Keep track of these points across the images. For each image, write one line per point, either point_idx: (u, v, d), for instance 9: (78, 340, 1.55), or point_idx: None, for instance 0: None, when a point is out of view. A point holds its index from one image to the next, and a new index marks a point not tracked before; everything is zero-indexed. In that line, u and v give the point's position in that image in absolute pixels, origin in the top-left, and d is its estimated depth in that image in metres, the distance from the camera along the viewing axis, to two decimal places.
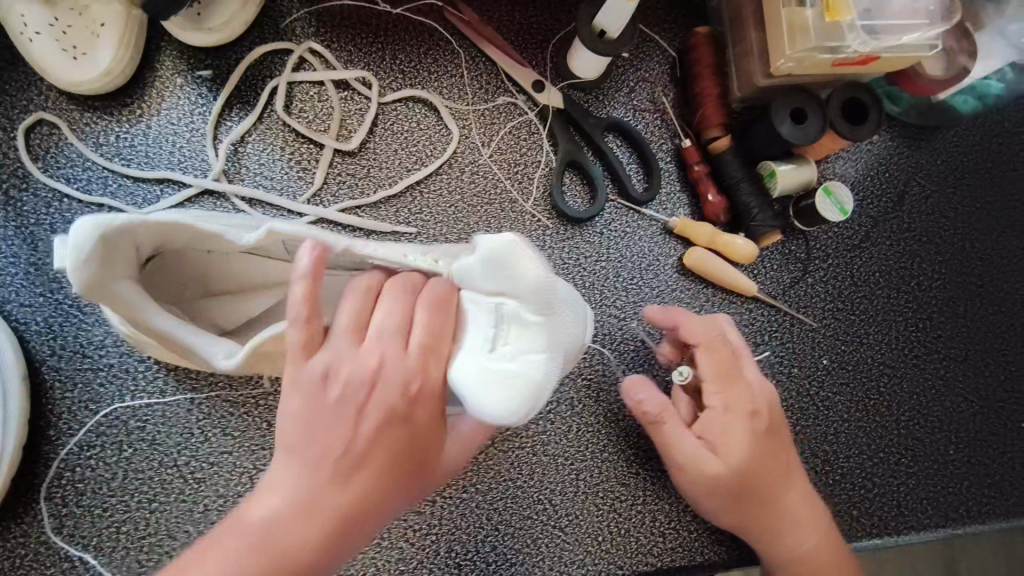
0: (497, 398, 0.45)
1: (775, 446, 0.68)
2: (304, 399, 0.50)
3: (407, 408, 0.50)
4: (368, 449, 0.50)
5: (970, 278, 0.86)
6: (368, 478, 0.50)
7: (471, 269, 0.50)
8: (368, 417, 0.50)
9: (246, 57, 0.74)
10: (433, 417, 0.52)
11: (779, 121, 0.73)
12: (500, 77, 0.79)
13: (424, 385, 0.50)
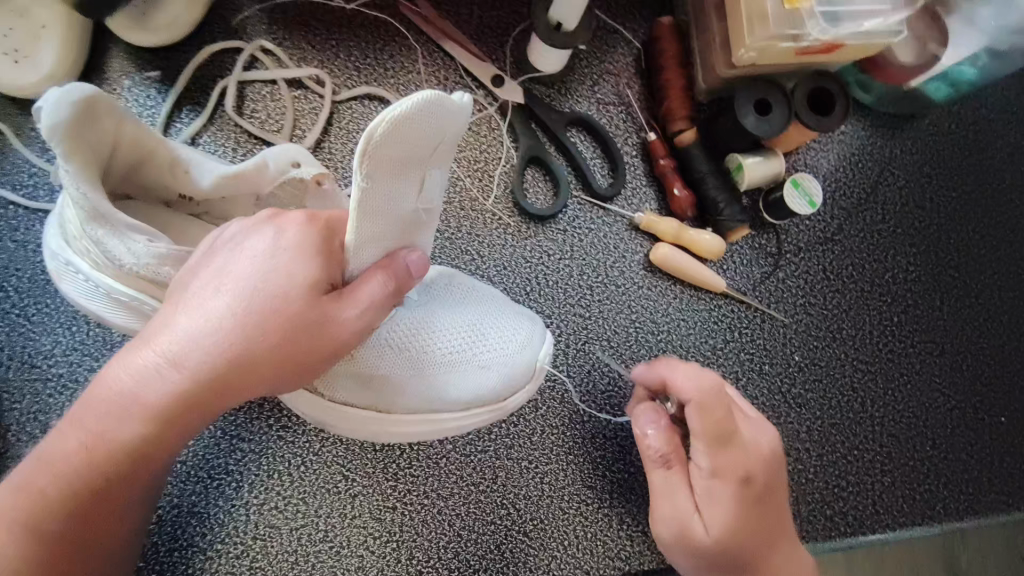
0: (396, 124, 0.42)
1: (769, 495, 0.64)
2: (230, 275, 0.50)
3: (312, 326, 0.50)
4: (269, 328, 0.49)
5: (946, 270, 0.84)
6: (257, 364, 0.50)
7: (410, 219, 0.51)
8: (269, 303, 0.49)
9: (195, 56, 0.72)
10: (336, 349, 0.52)
11: (743, 113, 0.71)
12: (458, 72, 0.78)
13: (333, 316, 0.50)
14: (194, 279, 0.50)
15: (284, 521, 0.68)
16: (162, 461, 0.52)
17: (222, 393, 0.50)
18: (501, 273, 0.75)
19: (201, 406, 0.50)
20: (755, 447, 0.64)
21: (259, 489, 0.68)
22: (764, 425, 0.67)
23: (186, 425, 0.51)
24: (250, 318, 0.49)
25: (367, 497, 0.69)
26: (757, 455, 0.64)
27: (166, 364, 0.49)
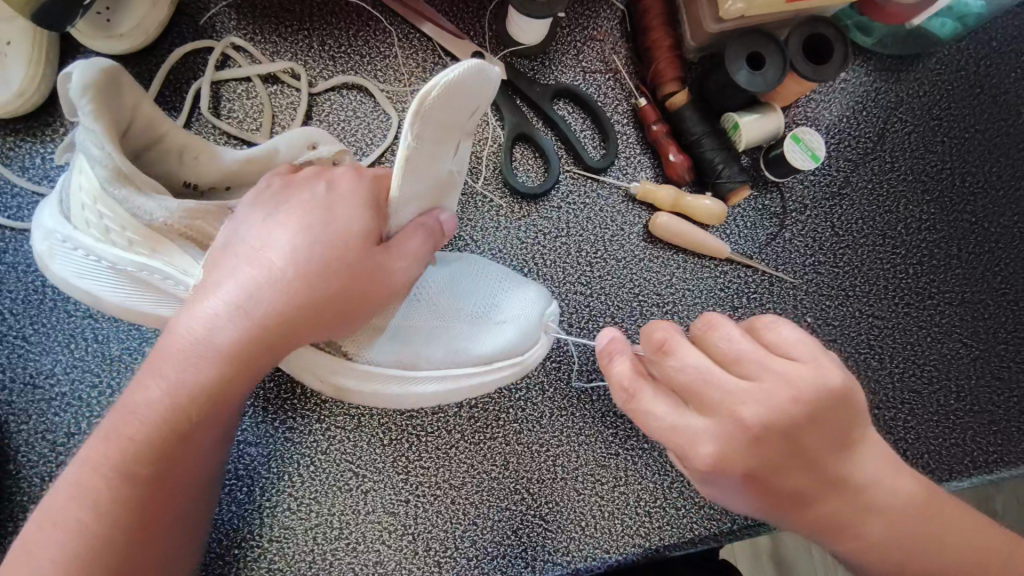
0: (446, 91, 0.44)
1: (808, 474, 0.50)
2: (286, 226, 0.50)
3: (367, 275, 0.50)
4: (329, 274, 0.49)
5: (962, 215, 0.80)
6: (314, 315, 0.49)
7: (445, 178, 0.54)
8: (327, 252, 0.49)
9: (165, 61, 0.70)
10: (390, 300, 0.52)
11: (735, 69, 0.68)
12: (437, 52, 0.75)
13: (387, 266, 0.51)
14: (248, 238, 0.50)
15: (298, 522, 0.68)
16: (229, 413, 0.51)
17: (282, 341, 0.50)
18: (496, 256, 0.73)
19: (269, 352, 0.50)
20: (723, 443, 0.48)
21: (271, 492, 0.68)
22: (772, 382, 0.48)
23: (251, 375, 0.50)
24: (309, 270, 0.49)
25: (379, 492, 0.69)
26: (740, 454, 0.48)
27: (230, 316, 0.48)
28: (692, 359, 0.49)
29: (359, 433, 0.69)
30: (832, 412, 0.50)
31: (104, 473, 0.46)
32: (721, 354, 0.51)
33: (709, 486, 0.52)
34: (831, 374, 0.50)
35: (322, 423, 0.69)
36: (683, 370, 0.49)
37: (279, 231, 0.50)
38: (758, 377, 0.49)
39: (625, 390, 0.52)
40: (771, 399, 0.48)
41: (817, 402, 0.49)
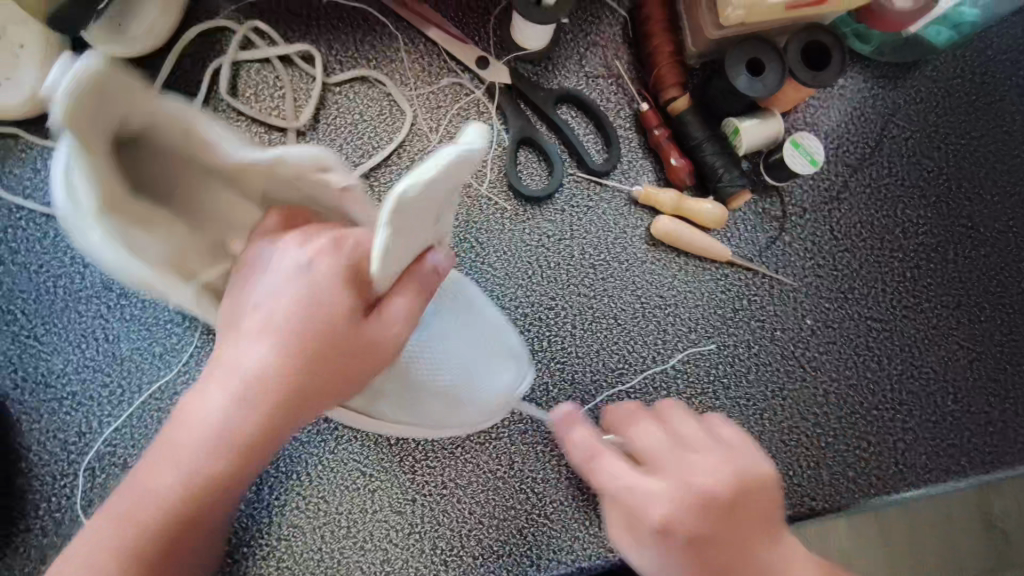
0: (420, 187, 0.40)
1: (749, 521, 0.53)
2: (274, 304, 0.50)
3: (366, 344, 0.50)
4: (320, 354, 0.49)
5: (959, 220, 0.81)
6: (321, 386, 0.50)
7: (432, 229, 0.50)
8: (324, 329, 0.49)
9: (177, 40, 0.72)
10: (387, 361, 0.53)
11: (735, 75, 0.69)
12: (443, 57, 0.76)
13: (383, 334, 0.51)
14: (240, 317, 0.50)
15: (306, 520, 0.68)
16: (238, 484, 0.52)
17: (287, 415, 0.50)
18: (501, 258, 0.74)
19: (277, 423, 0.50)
20: (668, 502, 0.51)
21: (279, 491, 0.69)
22: (709, 458, 0.54)
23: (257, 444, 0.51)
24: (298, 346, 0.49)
25: (385, 491, 0.70)
26: (690, 515, 0.51)
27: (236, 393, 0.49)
28: (618, 469, 0.53)
29: (365, 433, 0.70)
30: (755, 492, 0.54)
31: (116, 555, 0.49)
32: (648, 452, 0.55)
33: (653, 547, 0.53)
34: (751, 463, 0.55)
35: (329, 423, 0.70)
36: (645, 441, 0.56)
37: (269, 310, 0.50)
38: (693, 472, 0.52)
39: (586, 454, 0.55)
40: (665, 493, 0.52)
41: (750, 486, 0.53)
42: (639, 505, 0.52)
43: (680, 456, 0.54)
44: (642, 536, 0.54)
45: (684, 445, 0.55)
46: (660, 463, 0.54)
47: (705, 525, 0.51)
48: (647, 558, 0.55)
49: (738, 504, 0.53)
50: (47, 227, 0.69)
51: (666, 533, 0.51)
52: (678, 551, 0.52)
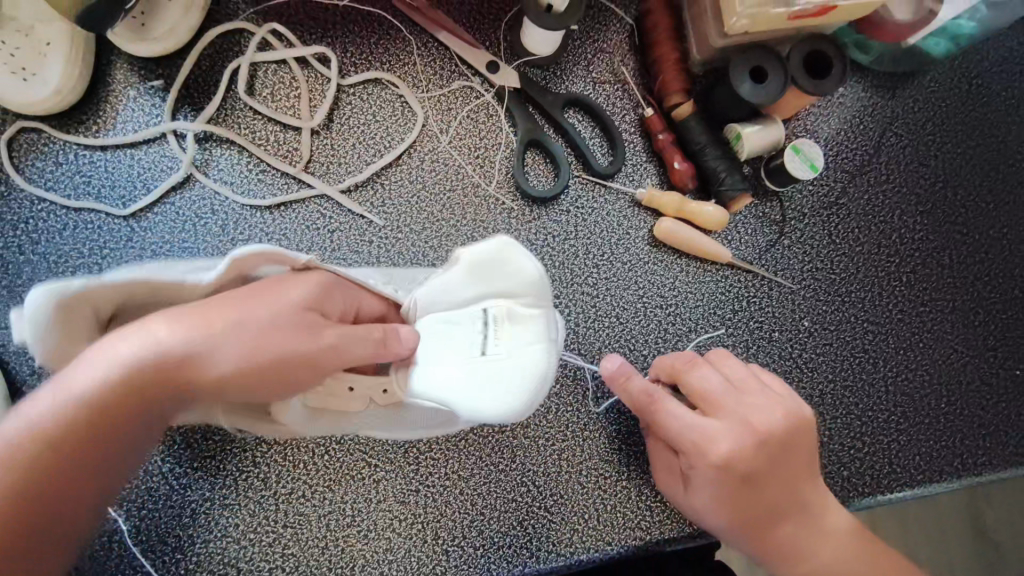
0: (532, 355, 0.56)
1: (794, 467, 0.65)
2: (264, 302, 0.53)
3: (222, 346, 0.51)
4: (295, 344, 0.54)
5: (954, 227, 0.83)
6: (158, 389, 0.49)
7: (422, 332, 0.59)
8: (172, 333, 0.50)
9: (199, 40, 0.74)
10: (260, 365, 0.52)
11: (738, 81, 0.71)
12: (454, 61, 0.78)
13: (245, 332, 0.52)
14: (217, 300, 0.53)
15: (312, 508, 0.70)
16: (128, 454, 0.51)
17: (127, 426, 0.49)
18: None
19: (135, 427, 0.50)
20: (737, 437, 0.63)
21: (287, 479, 0.70)
22: (763, 399, 0.66)
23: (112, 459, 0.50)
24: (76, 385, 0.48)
25: (390, 481, 0.72)
26: (744, 453, 0.63)
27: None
28: (681, 411, 0.64)
29: None
30: (798, 433, 0.66)
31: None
32: (696, 390, 0.66)
33: (704, 490, 0.64)
34: (789, 407, 0.66)
35: None
36: (710, 386, 0.66)
37: (247, 296, 0.53)
38: (722, 416, 0.64)
39: (649, 398, 0.66)
40: (754, 413, 0.65)
41: (773, 433, 0.64)
42: (697, 443, 0.63)
43: (743, 395, 0.66)
44: (667, 457, 0.69)
45: (744, 391, 0.66)
46: (745, 410, 0.65)
47: (762, 457, 0.63)
48: (681, 489, 0.67)
49: (773, 442, 0.64)
50: (67, 218, 0.71)
51: (689, 465, 0.65)
52: (705, 488, 0.64)
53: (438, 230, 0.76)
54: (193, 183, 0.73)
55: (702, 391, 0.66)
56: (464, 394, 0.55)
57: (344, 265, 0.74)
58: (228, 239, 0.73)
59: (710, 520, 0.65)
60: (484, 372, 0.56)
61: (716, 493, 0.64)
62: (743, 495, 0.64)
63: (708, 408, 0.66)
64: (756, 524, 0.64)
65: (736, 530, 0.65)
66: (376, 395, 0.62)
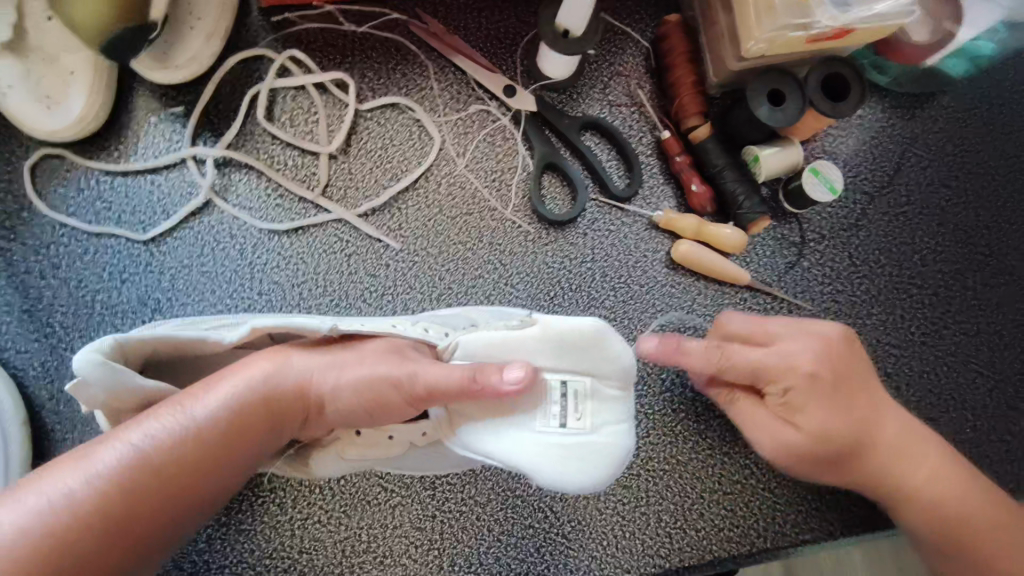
0: (617, 435, 0.56)
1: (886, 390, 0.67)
2: (381, 360, 0.56)
3: (314, 384, 0.55)
4: (405, 395, 0.55)
5: (977, 248, 0.82)
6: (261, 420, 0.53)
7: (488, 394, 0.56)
8: (267, 371, 0.54)
9: (221, 66, 0.75)
10: (351, 403, 0.56)
11: (756, 104, 0.71)
12: (471, 85, 0.79)
13: (332, 370, 0.56)
14: (336, 360, 0.57)
15: (327, 535, 0.70)
16: (216, 495, 0.52)
17: (241, 451, 0.52)
18: (524, 279, 0.76)
19: (236, 460, 0.52)
20: (814, 353, 0.63)
21: (302, 505, 0.70)
22: (810, 326, 0.66)
23: (210, 491, 0.51)
24: (187, 420, 0.51)
25: (407, 507, 0.71)
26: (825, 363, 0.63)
27: (78, 485, 0.46)
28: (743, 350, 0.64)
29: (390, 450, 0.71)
30: (844, 348, 0.65)
31: (87, 526, 0.45)
32: (752, 328, 0.66)
33: (804, 410, 0.62)
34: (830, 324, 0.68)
35: None
36: (752, 326, 0.67)
37: (368, 356, 0.57)
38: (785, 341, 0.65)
39: (666, 351, 0.66)
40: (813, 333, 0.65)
41: (835, 346, 0.65)
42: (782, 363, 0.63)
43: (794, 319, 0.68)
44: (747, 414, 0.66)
45: (798, 321, 0.67)
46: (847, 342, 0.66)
47: (837, 366, 0.64)
48: (786, 424, 0.64)
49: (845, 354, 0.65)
50: (88, 243, 0.72)
51: (783, 390, 0.63)
52: (817, 412, 0.62)
53: (453, 252, 0.76)
54: (214, 206, 0.73)
55: (743, 331, 0.67)
56: (552, 466, 0.54)
57: (361, 288, 0.74)
58: (246, 263, 0.73)
59: (834, 442, 0.62)
60: (568, 450, 0.54)
61: (825, 407, 0.62)
62: (843, 406, 0.62)
63: (762, 342, 0.65)
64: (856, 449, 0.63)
65: (851, 456, 0.63)
66: (416, 440, 0.60)
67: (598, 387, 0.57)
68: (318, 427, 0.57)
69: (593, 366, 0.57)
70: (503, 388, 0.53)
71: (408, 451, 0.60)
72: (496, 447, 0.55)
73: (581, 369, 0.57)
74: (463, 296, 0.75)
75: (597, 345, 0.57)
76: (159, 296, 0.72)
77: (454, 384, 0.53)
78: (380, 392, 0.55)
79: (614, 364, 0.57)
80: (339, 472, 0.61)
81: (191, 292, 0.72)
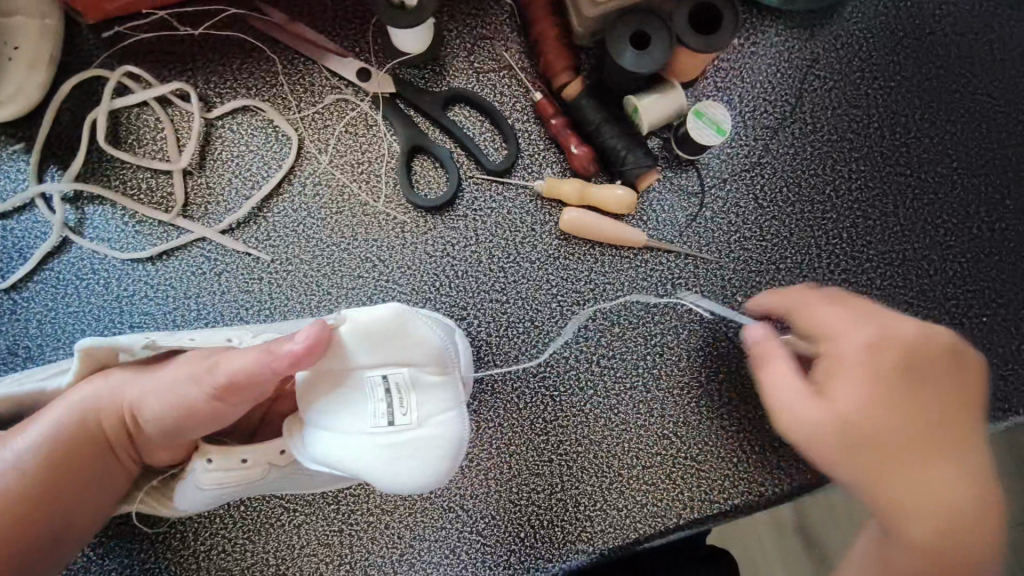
0: (447, 424, 0.50)
1: (880, 457, 0.56)
2: (192, 364, 0.54)
3: (129, 400, 0.54)
4: (212, 392, 0.52)
5: (896, 169, 0.76)
6: (86, 444, 0.54)
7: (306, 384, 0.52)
8: (83, 393, 0.55)
9: (54, 94, 0.71)
10: (166, 412, 0.53)
11: (617, 52, 0.65)
12: (324, 74, 0.73)
13: (146, 384, 0.54)
14: (154, 373, 0.55)
15: (234, 563, 0.68)
16: (58, 522, 0.53)
17: (70, 476, 0.53)
18: (406, 273, 0.72)
19: (68, 485, 0.53)
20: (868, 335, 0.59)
21: (204, 536, 0.68)
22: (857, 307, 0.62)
23: (47, 520, 0.53)
24: (10, 453, 0.53)
25: (312, 525, 0.68)
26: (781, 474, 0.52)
27: None
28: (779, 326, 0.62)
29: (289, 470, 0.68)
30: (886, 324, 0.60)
31: None
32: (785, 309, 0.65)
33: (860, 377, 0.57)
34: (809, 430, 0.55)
35: None
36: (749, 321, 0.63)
37: (183, 364, 0.54)
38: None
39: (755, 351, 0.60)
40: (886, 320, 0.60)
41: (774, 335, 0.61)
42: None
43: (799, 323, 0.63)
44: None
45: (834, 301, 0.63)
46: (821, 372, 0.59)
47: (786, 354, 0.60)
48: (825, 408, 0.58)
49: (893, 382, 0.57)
50: None
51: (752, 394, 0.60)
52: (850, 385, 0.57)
53: (328, 255, 0.72)
54: (70, 242, 0.70)
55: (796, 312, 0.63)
56: (374, 467, 0.49)
57: (235, 307, 0.70)
58: (112, 298, 0.70)
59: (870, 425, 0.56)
60: (389, 448, 0.49)
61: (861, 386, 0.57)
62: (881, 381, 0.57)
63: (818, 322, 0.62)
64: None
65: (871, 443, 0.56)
66: (273, 459, 0.56)
67: (420, 375, 0.50)
68: (152, 446, 0.56)
69: (400, 350, 0.51)
70: (288, 351, 0.49)
71: (269, 473, 0.57)
72: (323, 449, 0.50)
73: (387, 355, 0.50)
74: (344, 299, 0.71)
75: (397, 322, 0.50)
76: (28, 344, 0.69)
77: (251, 369, 0.50)
78: (188, 395, 0.53)
79: (422, 343, 0.50)
80: (204, 502, 0.58)
81: (60, 334, 0.69)
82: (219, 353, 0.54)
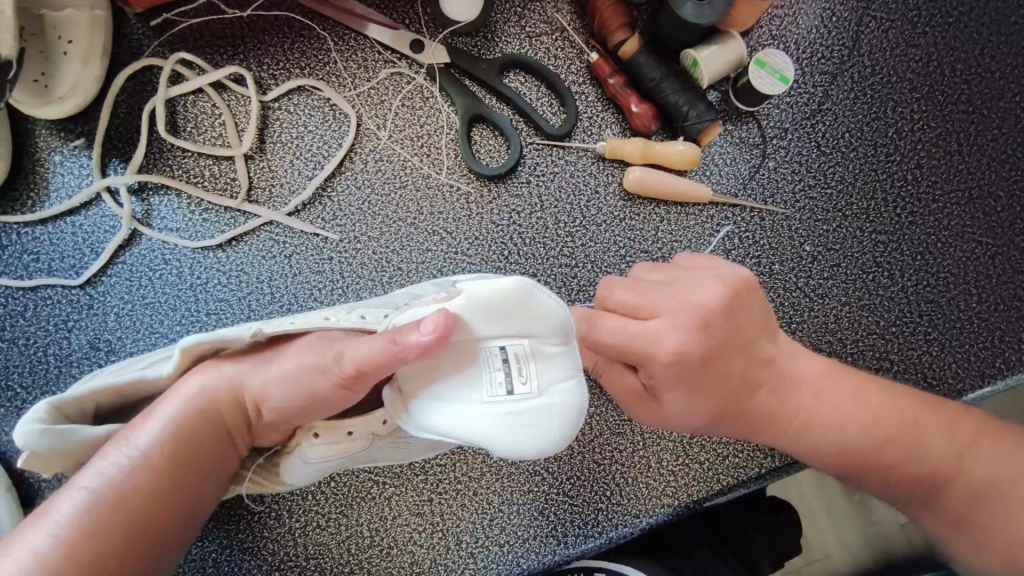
0: (569, 392, 0.49)
1: (748, 422, 0.60)
2: (307, 354, 0.55)
3: (250, 390, 0.56)
4: (335, 381, 0.53)
5: (958, 107, 0.75)
6: (208, 433, 0.55)
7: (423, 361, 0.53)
8: (198, 384, 0.55)
9: (109, 87, 0.71)
10: (289, 400, 0.55)
11: (678, 4, 0.64)
12: (376, 48, 0.73)
13: (261, 372, 0.56)
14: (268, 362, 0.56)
15: (330, 537, 0.69)
16: (186, 511, 0.54)
17: (193, 466, 0.54)
18: (474, 244, 0.72)
19: (194, 476, 0.54)
20: (679, 336, 0.54)
21: (298, 513, 0.69)
22: (667, 304, 0.56)
23: (177, 510, 0.53)
24: (132, 450, 0.52)
25: (403, 496, 0.70)
26: (693, 341, 0.55)
27: (47, 539, 0.48)
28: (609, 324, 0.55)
29: None
30: (706, 325, 0.55)
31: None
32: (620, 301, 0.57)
33: (675, 386, 0.56)
34: (719, 273, 0.59)
35: None
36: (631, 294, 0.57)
37: (296, 355, 0.55)
38: (659, 310, 0.55)
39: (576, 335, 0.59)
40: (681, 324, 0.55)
41: (710, 311, 0.56)
42: (646, 349, 0.54)
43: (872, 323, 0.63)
44: (631, 374, 0.60)
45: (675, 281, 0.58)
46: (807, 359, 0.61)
47: (707, 341, 0.55)
48: (654, 405, 0.59)
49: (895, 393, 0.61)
50: (27, 299, 0.70)
51: (647, 374, 0.56)
52: (674, 390, 0.56)
53: (395, 231, 0.72)
54: (140, 235, 0.71)
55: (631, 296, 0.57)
56: (500, 437, 0.49)
57: (309, 288, 0.71)
58: (187, 287, 0.71)
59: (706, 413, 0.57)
60: (513, 418, 0.48)
61: (684, 392, 0.56)
62: (709, 389, 0.57)
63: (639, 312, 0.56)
64: (739, 401, 0.58)
65: (713, 424, 0.59)
66: (377, 429, 0.58)
67: (540, 346, 0.49)
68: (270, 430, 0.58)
69: (523, 323, 0.49)
70: (418, 343, 0.47)
71: (373, 443, 0.59)
72: (438, 418, 0.51)
73: (512, 328, 0.49)
74: (415, 274, 0.72)
75: (524, 293, 0.48)
76: (110, 337, 0.70)
77: (377, 359, 0.50)
78: (312, 385, 0.54)
79: (545, 316, 0.49)
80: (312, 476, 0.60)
81: (140, 326, 0.70)
82: (331, 342, 0.55)
